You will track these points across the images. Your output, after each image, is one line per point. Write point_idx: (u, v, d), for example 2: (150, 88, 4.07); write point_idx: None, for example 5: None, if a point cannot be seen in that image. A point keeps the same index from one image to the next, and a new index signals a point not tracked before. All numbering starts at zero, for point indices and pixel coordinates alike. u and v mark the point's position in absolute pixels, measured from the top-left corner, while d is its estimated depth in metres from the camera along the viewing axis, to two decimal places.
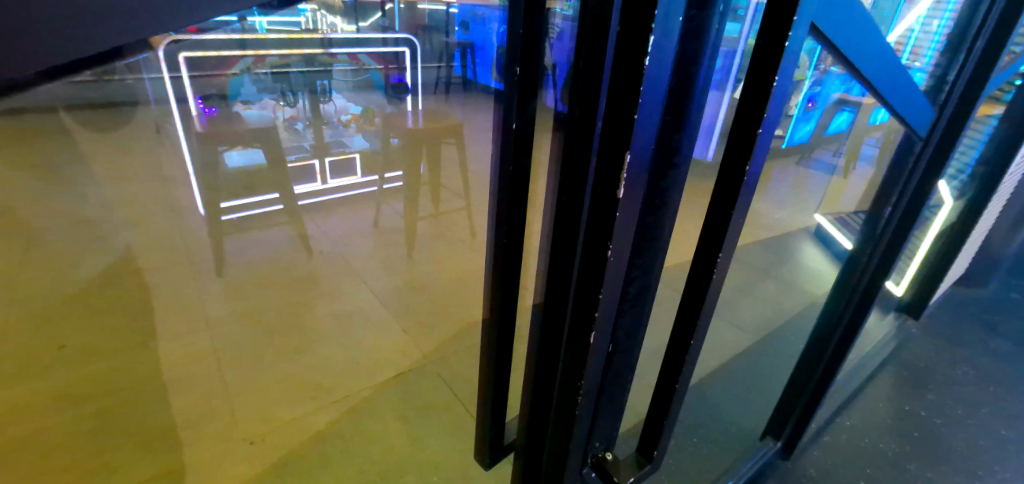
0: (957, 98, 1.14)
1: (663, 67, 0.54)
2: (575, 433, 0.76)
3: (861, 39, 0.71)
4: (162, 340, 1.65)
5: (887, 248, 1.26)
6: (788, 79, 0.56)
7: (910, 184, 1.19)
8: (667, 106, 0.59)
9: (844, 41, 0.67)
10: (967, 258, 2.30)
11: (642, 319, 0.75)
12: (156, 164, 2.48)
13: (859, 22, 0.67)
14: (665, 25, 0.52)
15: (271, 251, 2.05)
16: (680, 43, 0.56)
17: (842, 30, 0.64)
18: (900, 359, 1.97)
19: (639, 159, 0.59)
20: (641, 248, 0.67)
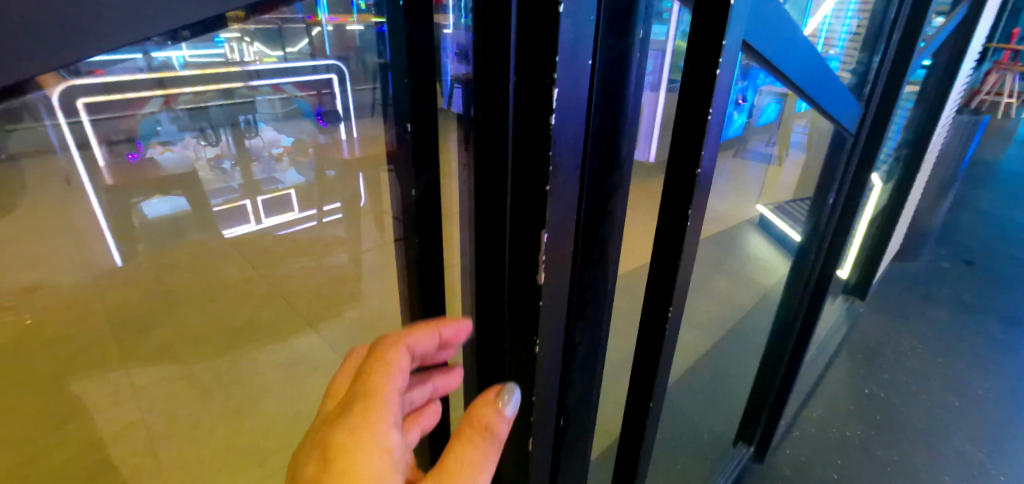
0: (880, 90, 1.16)
1: (577, 123, 0.43)
2: None
3: (792, 44, 0.68)
4: (82, 419, 1.48)
5: (833, 243, 1.28)
6: (721, 111, 0.50)
7: (847, 182, 1.22)
8: (588, 166, 0.47)
9: (776, 50, 0.63)
10: (902, 234, 2.40)
11: (592, 394, 0.64)
12: (66, 214, 2.26)
13: (790, 28, 0.64)
14: (575, 71, 0.41)
15: (206, 301, 1.90)
16: (595, 91, 0.44)
17: (775, 40, 0.61)
18: (854, 341, 2.02)
19: (561, 239, 0.48)
20: (580, 325, 0.56)
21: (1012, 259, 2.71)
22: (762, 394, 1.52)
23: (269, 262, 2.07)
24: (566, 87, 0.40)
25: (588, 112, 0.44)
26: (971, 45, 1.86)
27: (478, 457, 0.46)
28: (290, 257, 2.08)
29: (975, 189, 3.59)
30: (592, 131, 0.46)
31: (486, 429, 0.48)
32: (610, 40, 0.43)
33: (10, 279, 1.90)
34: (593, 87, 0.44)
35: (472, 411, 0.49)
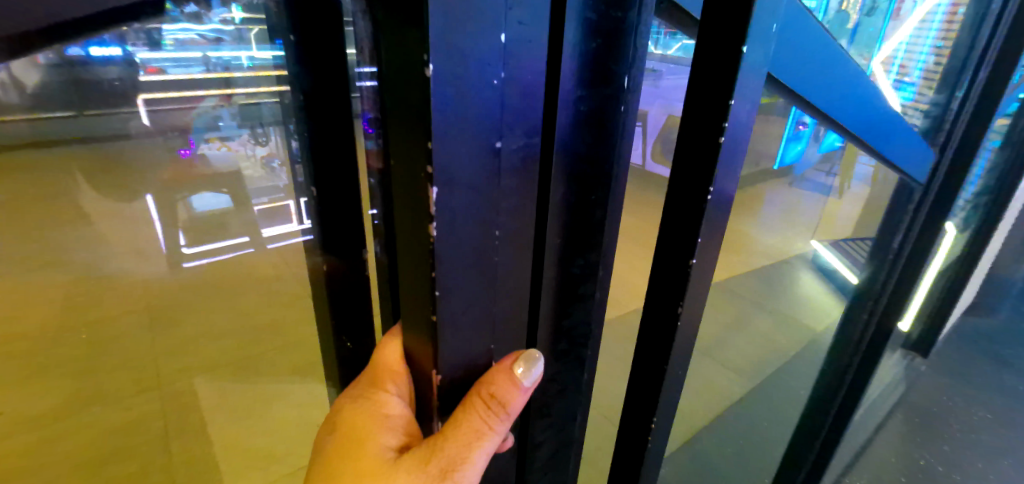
0: (960, 132, 1.00)
1: (486, 212, 0.34)
2: None
3: (845, 81, 0.56)
4: (104, 403, 1.52)
5: (890, 298, 1.12)
6: (738, 173, 0.39)
7: (914, 227, 1.06)
8: (515, 253, 0.38)
9: (822, 90, 0.51)
10: (976, 287, 2.15)
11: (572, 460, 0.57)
12: (124, 203, 2.39)
13: (841, 63, 0.52)
14: (476, 152, 0.31)
15: (234, 297, 1.93)
16: (518, 166, 0.35)
17: (819, 78, 0.49)
18: (911, 404, 1.81)
19: (476, 338, 0.39)
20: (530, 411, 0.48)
21: None
22: (797, 455, 1.37)
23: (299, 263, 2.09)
24: (452, 186, 0.31)
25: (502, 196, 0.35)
26: None
27: (474, 425, 0.39)
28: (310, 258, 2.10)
29: None
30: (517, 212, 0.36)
31: (493, 397, 0.39)
32: (566, 85, 0.35)
33: (66, 259, 2.01)
34: (537, 152, 0.36)
35: (486, 375, 0.40)
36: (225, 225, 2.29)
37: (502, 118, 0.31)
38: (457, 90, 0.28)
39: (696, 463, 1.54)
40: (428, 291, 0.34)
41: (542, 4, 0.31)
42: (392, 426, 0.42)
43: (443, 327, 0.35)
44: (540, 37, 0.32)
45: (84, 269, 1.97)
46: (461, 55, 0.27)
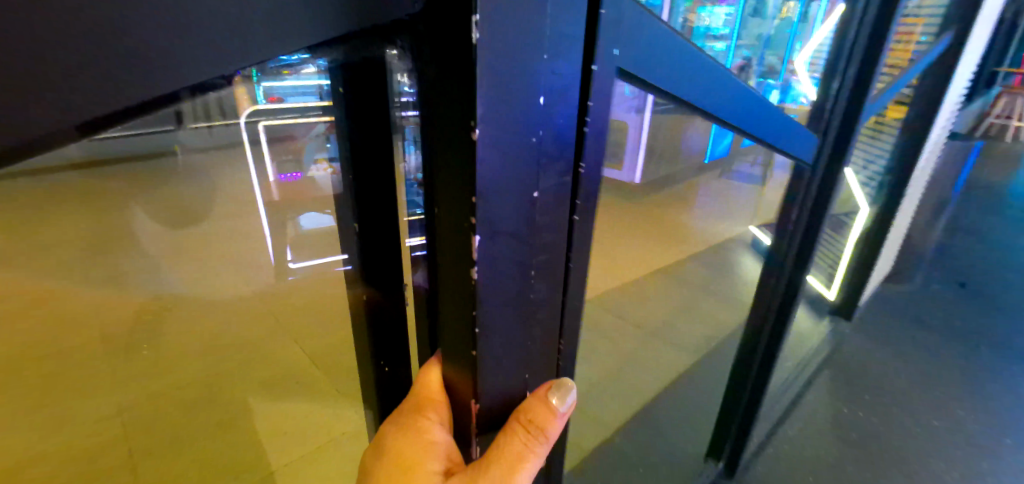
0: (838, 119, 1.02)
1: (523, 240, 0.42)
2: None
3: (709, 79, 0.61)
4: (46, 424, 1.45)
5: (795, 276, 1.13)
6: (595, 159, 0.46)
7: (804, 205, 1.08)
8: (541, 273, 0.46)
9: (687, 88, 0.57)
10: (890, 256, 2.38)
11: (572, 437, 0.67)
12: None
13: (701, 62, 0.58)
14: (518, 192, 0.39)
15: None
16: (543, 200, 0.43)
17: (681, 76, 0.55)
18: (836, 362, 2.01)
19: (507, 340, 0.46)
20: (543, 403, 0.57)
21: (1008, 286, 2.67)
22: None
23: None
24: (492, 225, 0.39)
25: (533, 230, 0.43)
26: (962, 71, 1.81)
27: (516, 447, 0.47)
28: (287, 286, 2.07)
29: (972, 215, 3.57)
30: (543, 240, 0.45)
31: (530, 422, 0.48)
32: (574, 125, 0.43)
33: None
34: (560, 186, 0.44)
35: (524, 404, 0.49)
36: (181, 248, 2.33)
37: (540, 156, 0.40)
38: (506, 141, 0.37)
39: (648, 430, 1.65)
40: (470, 316, 0.42)
41: (567, 64, 0.39)
42: (435, 450, 0.49)
43: (486, 335, 0.43)
44: (564, 90, 0.39)
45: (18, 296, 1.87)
46: (503, 109, 0.35)
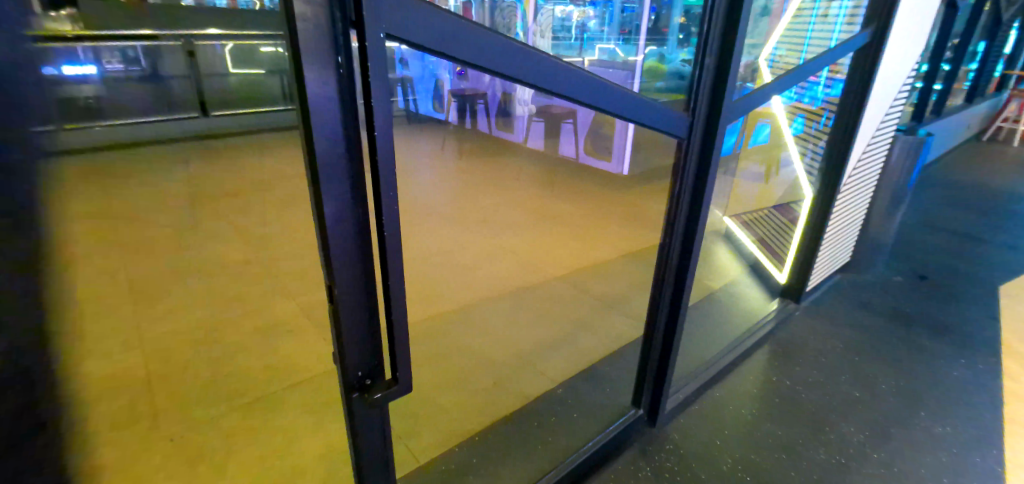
0: (705, 102, 1.21)
1: (312, 106, 0.58)
2: (359, 437, 0.78)
3: (537, 64, 0.82)
4: (95, 359, 1.80)
5: (683, 241, 1.34)
6: None
7: (688, 177, 1.27)
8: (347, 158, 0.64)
9: (509, 69, 0.78)
10: (844, 243, 2.56)
11: (389, 392, 0.76)
12: (126, 226, 2.87)
13: (526, 53, 0.80)
14: (314, 61, 0.57)
15: (211, 284, 2.30)
16: (342, 92, 0.60)
17: (499, 61, 0.77)
18: (777, 337, 2.20)
19: None
20: (339, 303, 0.70)
21: (967, 277, 2.78)
22: None
23: (273, 262, 2.52)
24: None
25: (339, 110, 0.61)
26: (885, 58, 1.98)
27: None
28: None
29: (961, 215, 3.65)
30: (348, 130, 0.62)
31: None
32: None
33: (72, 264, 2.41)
34: None
35: None
36: (212, 239, 2.75)
37: None
38: (298, 18, 0.54)
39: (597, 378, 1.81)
40: None
41: None
42: None
43: None
44: None
45: (88, 275, 2.33)
46: None
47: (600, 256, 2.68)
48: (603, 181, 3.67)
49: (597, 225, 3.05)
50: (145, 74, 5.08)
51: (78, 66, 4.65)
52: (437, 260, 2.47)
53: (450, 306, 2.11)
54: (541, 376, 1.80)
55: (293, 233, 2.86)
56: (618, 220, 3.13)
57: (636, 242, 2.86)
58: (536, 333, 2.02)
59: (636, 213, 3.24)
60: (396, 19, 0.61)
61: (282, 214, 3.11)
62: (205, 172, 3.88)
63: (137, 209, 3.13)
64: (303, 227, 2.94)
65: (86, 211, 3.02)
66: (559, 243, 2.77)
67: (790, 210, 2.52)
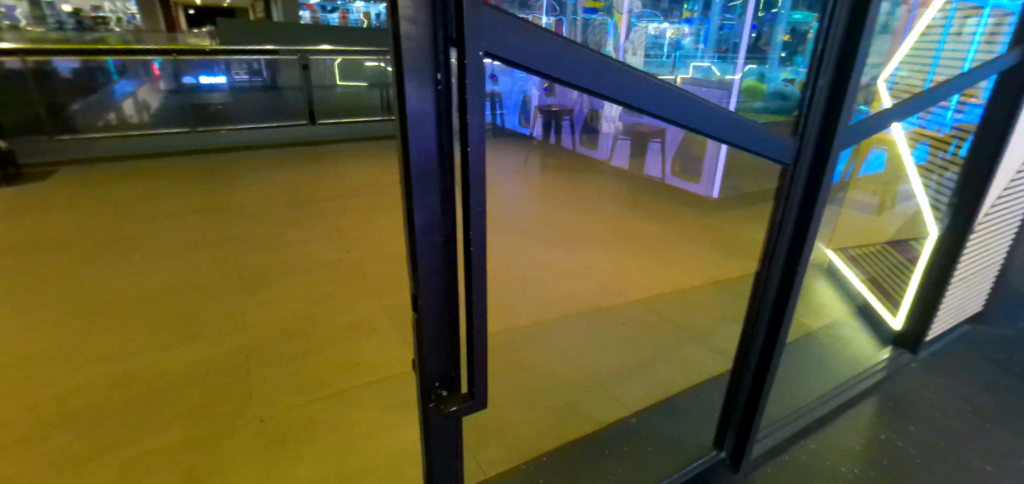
0: (817, 126, 1.11)
1: (410, 120, 0.60)
2: (431, 448, 0.78)
3: (635, 82, 0.79)
4: (203, 339, 1.98)
5: (782, 275, 1.23)
6: None
7: (793, 208, 1.16)
8: (439, 171, 0.64)
9: (604, 87, 0.75)
10: (974, 290, 2.24)
11: (463, 406, 0.75)
12: (234, 221, 3.15)
13: (623, 71, 0.77)
14: (414, 77, 0.58)
15: (304, 281, 2.47)
16: (440, 107, 0.61)
17: (594, 79, 0.74)
18: (887, 390, 1.94)
19: None
20: (422, 312, 0.70)
21: None
22: None
23: (359, 264, 2.65)
24: None
25: (435, 125, 0.62)
26: None
27: None
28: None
29: None
30: (442, 144, 0.63)
31: None
32: None
33: (190, 254, 2.69)
34: None
35: None
36: (305, 239, 2.95)
37: None
38: (402, 37, 0.55)
39: (675, 410, 1.70)
40: None
41: None
42: None
43: None
44: None
45: (205, 262, 2.61)
46: None
47: (683, 282, 2.55)
48: (691, 203, 3.52)
49: (682, 249, 2.91)
50: (266, 84, 5.40)
51: (212, 77, 5.17)
52: (514, 273, 2.48)
53: (524, 320, 2.09)
54: (614, 403, 1.73)
55: (382, 236, 3.01)
56: (706, 245, 2.97)
57: (724, 270, 2.69)
58: (611, 356, 1.95)
59: (726, 239, 3.06)
60: (495, 36, 0.61)
61: (373, 218, 3.28)
62: (309, 175, 4.21)
63: (244, 205, 3.43)
64: (391, 231, 3.08)
65: (202, 207, 3.37)
66: (640, 265, 2.67)
67: (909, 249, 2.25)
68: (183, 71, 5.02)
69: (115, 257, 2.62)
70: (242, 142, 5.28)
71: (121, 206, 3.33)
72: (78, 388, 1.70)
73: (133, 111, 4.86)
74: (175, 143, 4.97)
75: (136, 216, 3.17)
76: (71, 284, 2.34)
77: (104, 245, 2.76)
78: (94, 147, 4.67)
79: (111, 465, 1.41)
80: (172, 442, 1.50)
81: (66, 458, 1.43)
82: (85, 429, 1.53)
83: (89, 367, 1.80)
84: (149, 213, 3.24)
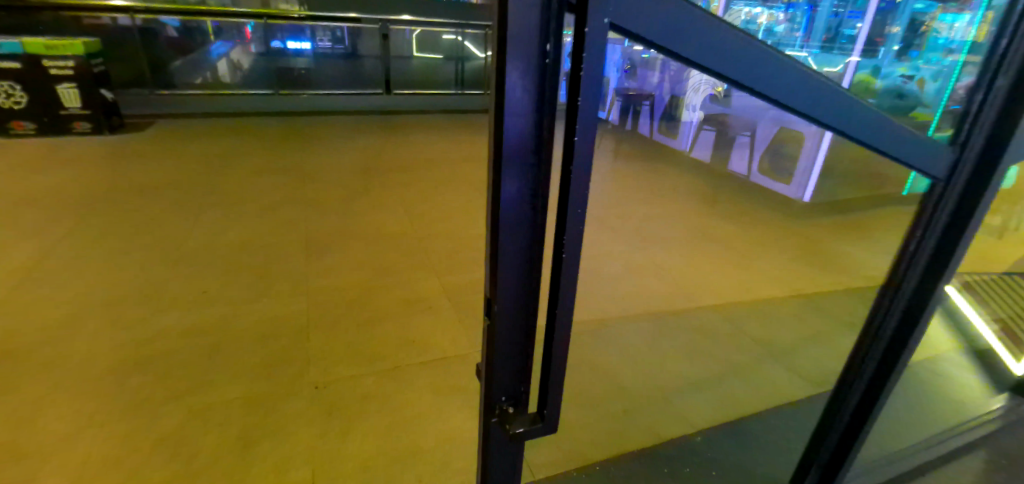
0: (983, 138, 0.91)
1: (506, 98, 0.51)
2: (489, 466, 0.71)
3: (777, 69, 0.65)
4: (269, 300, 2.04)
5: (905, 310, 1.06)
6: None
7: (935, 231, 0.98)
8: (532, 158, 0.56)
9: (740, 74, 0.62)
10: None
11: (531, 428, 0.67)
12: (307, 184, 3.24)
13: (767, 56, 0.63)
14: (517, 46, 0.49)
15: (368, 250, 2.49)
16: (542, 87, 0.52)
17: (734, 63, 0.61)
18: (1000, 443, 1.68)
19: None
20: (497, 318, 0.63)
21: None
22: None
23: (423, 238, 2.64)
24: None
25: (535, 106, 0.53)
26: None
27: None
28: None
29: None
30: (542, 127, 0.55)
31: None
32: None
33: (264, 213, 2.79)
34: None
35: None
36: (372, 207, 2.98)
37: None
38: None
39: (744, 433, 1.55)
40: None
41: None
42: None
43: None
44: None
45: (278, 223, 2.69)
46: None
47: (763, 292, 2.34)
48: (777, 207, 3.25)
49: (764, 255, 2.68)
50: (346, 52, 5.51)
51: (299, 42, 5.32)
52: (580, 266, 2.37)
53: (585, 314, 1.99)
54: (678, 417, 1.60)
55: (446, 212, 2.99)
56: (791, 254, 2.72)
57: (811, 284, 2.45)
58: (678, 365, 1.81)
59: (814, 250, 2.79)
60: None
61: (440, 194, 3.27)
62: (382, 145, 4.26)
63: (317, 170, 3.52)
64: (457, 208, 3.05)
65: (279, 168, 3.49)
66: (715, 269, 2.49)
67: None
68: (272, 36, 5.20)
69: (198, 210, 2.76)
70: (323, 107, 5.42)
71: (209, 162, 3.52)
72: (156, 332, 1.80)
73: (227, 71, 5.16)
74: (261, 106, 5.18)
75: (219, 172, 3.34)
76: (159, 233, 2.49)
77: (189, 197, 2.92)
78: (188, 103, 4.92)
79: (176, 414, 1.47)
80: (233, 398, 1.54)
81: (138, 401, 1.50)
82: (157, 374, 1.61)
83: (165, 315, 1.89)
84: (234, 171, 3.39)
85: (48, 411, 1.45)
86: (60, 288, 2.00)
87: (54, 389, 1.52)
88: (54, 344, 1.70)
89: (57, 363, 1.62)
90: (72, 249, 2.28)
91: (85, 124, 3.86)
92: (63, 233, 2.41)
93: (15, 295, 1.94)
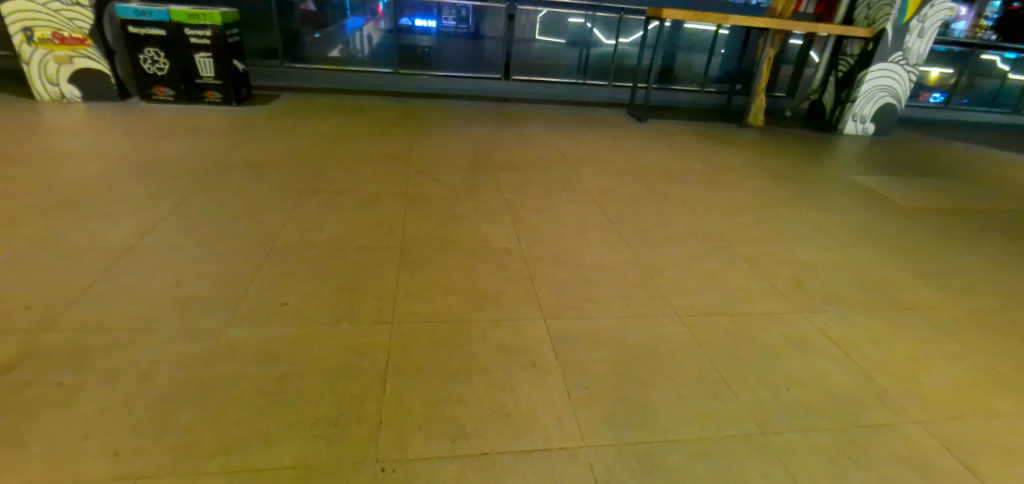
0: None
1: None
2: None
3: None
4: (350, 323, 1.74)
5: None
6: None
7: None
8: None
9: None
10: None
11: None
12: (412, 177, 3.00)
13: None
14: None
15: (468, 267, 2.13)
16: None
17: None
18: None
19: None
20: None
21: None
22: None
23: (530, 259, 2.25)
24: None
25: None
26: None
27: None
28: (619, 291, 2.07)
29: None
30: None
31: None
32: None
33: (365, 209, 2.55)
34: None
35: None
36: (478, 212, 2.65)
37: None
38: None
39: None
40: None
41: None
42: None
43: None
44: None
45: (375, 222, 2.43)
46: None
47: (994, 405, 1.65)
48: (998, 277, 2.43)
49: (990, 348, 1.93)
50: (469, 32, 5.18)
51: (427, 20, 5.06)
52: (726, 340, 1.85)
53: (733, 425, 1.48)
54: None
55: (559, 227, 2.57)
56: None
57: None
58: None
59: None
60: None
61: (552, 202, 2.84)
62: (494, 138, 3.91)
63: (424, 160, 3.28)
64: (572, 224, 2.61)
65: (386, 155, 3.31)
66: (917, 362, 1.82)
67: None
68: (401, 12, 4.98)
69: (299, 198, 2.59)
70: (440, 89, 5.36)
71: (320, 144, 3.39)
72: (223, 352, 1.57)
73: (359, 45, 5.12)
74: (383, 83, 5.22)
75: (328, 155, 3.21)
76: (254, 223, 2.32)
77: (294, 182, 2.78)
78: (311, 78, 5.07)
79: (218, 476, 1.20)
80: (283, 465, 1.24)
81: (183, 448, 1.26)
82: (212, 412, 1.37)
83: (237, 328, 1.67)
84: (341, 155, 3.23)
85: (88, 445, 1.25)
86: (145, 279, 1.86)
87: (104, 414, 1.33)
88: (119, 352, 1.53)
89: (116, 377, 1.45)
90: (168, 232, 2.18)
91: (217, 93, 3.97)
92: (166, 214, 2.33)
93: (102, 282, 1.83)
